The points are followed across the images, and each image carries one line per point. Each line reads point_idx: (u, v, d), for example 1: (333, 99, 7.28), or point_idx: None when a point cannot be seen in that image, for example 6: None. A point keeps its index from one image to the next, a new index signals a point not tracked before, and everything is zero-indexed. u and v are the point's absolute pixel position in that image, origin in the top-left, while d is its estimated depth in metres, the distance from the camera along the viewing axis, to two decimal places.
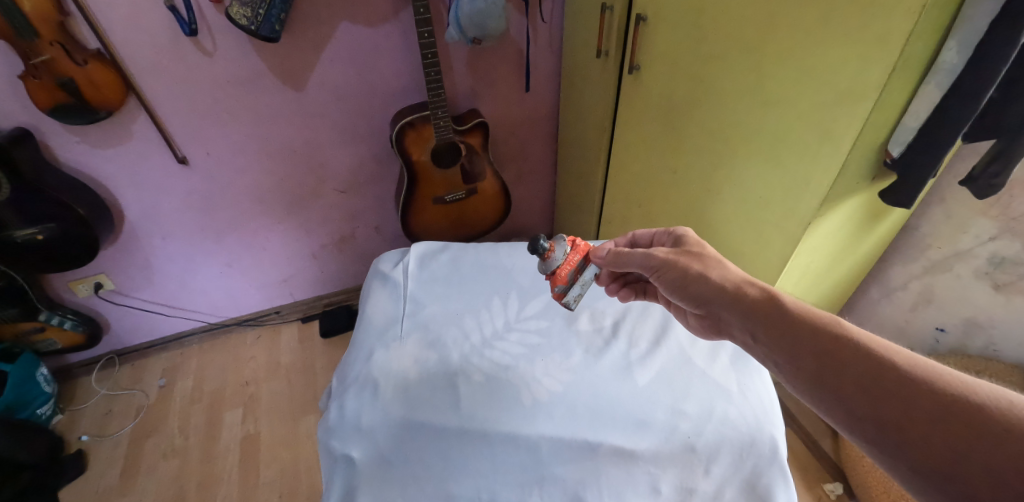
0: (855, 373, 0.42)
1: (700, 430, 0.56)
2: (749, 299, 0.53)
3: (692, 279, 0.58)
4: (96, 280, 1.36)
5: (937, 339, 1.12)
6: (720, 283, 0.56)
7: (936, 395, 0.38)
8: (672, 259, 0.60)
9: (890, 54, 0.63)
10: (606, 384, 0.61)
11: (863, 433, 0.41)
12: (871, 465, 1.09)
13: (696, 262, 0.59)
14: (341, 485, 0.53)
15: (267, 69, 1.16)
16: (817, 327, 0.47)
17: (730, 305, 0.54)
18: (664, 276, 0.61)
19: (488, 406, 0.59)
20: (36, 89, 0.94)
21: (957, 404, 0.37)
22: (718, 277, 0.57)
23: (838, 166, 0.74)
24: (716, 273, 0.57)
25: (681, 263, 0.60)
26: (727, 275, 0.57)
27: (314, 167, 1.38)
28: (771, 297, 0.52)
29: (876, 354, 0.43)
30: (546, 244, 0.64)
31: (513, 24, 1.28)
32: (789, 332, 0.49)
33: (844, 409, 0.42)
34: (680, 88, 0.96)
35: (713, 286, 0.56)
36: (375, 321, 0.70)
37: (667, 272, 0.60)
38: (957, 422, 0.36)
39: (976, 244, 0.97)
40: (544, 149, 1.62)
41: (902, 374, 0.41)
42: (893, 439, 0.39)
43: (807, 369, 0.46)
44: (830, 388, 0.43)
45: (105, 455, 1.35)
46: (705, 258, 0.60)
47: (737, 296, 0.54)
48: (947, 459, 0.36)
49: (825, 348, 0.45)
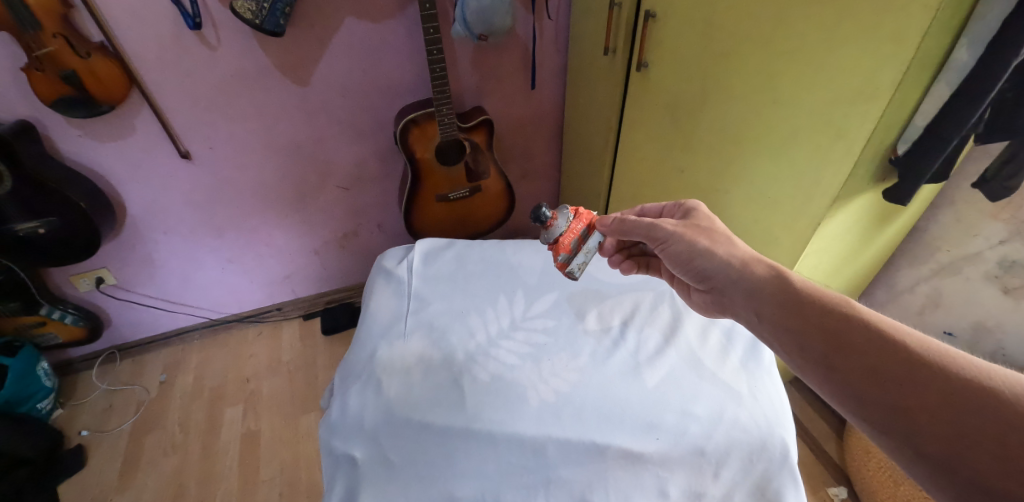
0: (859, 353, 0.42)
1: (709, 434, 0.55)
2: (755, 277, 0.53)
3: (698, 253, 0.58)
4: (98, 275, 1.36)
5: (945, 343, 1.10)
6: (725, 259, 0.56)
7: (944, 376, 0.38)
8: (680, 231, 0.60)
9: (905, 51, 0.61)
10: (614, 385, 0.60)
11: (866, 413, 0.40)
12: (877, 467, 1.07)
13: (704, 237, 0.59)
14: (342, 484, 0.52)
15: (271, 64, 1.15)
16: (821, 307, 0.47)
17: (734, 283, 0.55)
18: (671, 248, 0.61)
19: (494, 407, 0.58)
20: (39, 81, 0.93)
21: (965, 385, 0.37)
22: (724, 252, 0.57)
23: (852, 164, 0.73)
24: (723, 249, 0.57)
25: (688, 237, 0.60)
26: (734, 251, 0.56)
27: (318, 164, 1.38)
28: (777, 276, 0.52)
29: (882, 334, 0.42)
30: (549, 211, 0.65)
31: (519, 21, 1.27)
32: (793, 312, 0.48)
33: (850, 389, 0.42)
34: (688, 87, 0.95)
35: (719, 261, 0.56)
36: (378, 318, 0.69)
37: (671, 245, 0.61)
38: (963, 404, 0.36)
39: (986, 247, 0.95)
40: (549, 148, 1.61)
41: (909, 352, 0.40)
42: (897, 419, 0.38)
43: (812, 350, 0.45)
44: (834, 367, 0.43)
45: (105, 450, 1.35)
46: (713, 234, 0.59)
47: (743, 273, 0.54)
48: (951, 439, 0.35)
49: (831, 327, 0.45)
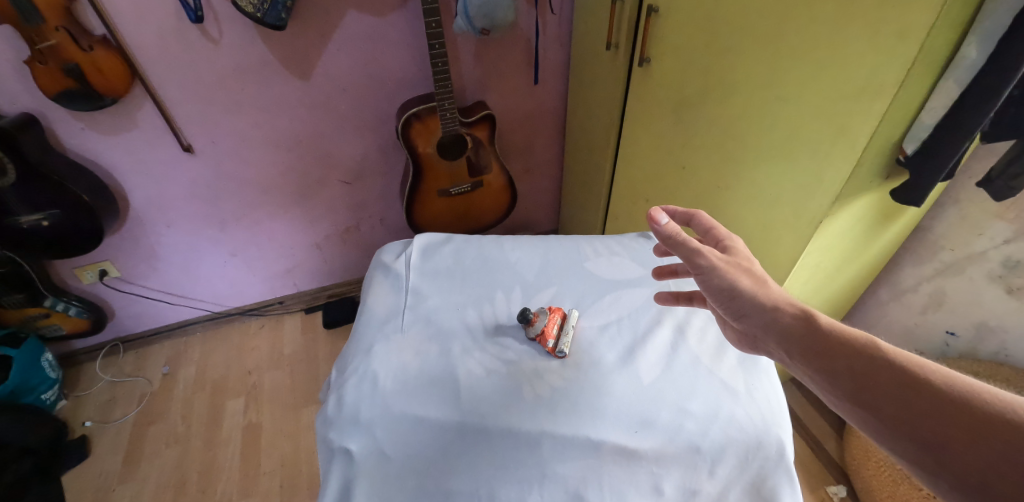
0: (896, 395, 0.41)
1: (705, 431, 0.55)
2: (785, 318, 0.51)
3: (738, 292, 0.54)
4: (101, 267, 1.37)
5: (948, 343, 1.10)
6: (762, 299, 0.53)
7: (986, 418, 0.37)
8: (723, 265, 0.55)
9: (909, 48, 0.60)
10: (609, 381, 0.59)
11: (912, 458, 0.39)
12: (876, 468, 1.06)
13: (747, 276, 0.55)
14: (337, 477, 0.53)
15: (274, 57, 1.15)
16: (849, 345, 0.46)
17: (765, 324, 0.52)
18: (711, 282, 0.56)
19: (489, 401, 0.57)
20: (42, 74, 0.94)
21: (1008, 427, 0.36)
22: (761, 291, 0.53)
23: (853, 163, 0.72)
24: (760, 288, 0.54)
25: (730, 274, 0.55)
26: (771, 292, 0.53)
27: (319, 158, 1.38)
28: (805, 316, 0.50)
29: (914, 375, 0.42)
30: (531, 312, 0.63)
31: (522, 15, 1.26)
32: (822, 352, 0.47)
33: (886, 432, 0.41)
34: (690, 84, 0.95)
35: (755, 301, 0.53)
36: (376, 313, 0.69)
37: (714, 279, 0.55)
38: (1012, 447, 0.35)
39: (990, 246, 0.94)
40: (551, 143, 1.61)
41: (947, 395, 0.39)
42: (945, 466, 0.37)
43: (845, 390, 0.44)
44: (871, 411, 0.42)
45: (108, 440, 1.36)
46: (751, 272, 0.56)
47: (774, 312, 0.52)
48: (993, 475, 0.35)
49: (861, 367, 0.44)
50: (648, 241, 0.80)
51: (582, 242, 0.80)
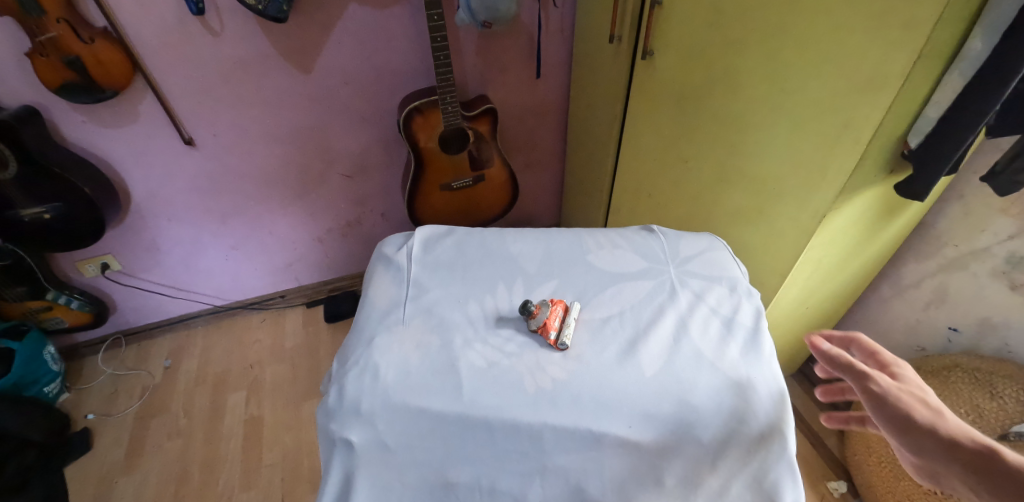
0: None
1: (707, 424, 0.54)
2: (976, 456, 0.41)
3: (910, 417, 0.46)
4: (103, 261, 1.37)
5: (950, 339, 1.08)
6: (944, 430, 0.44)
7: None
8: (895, 390, 0.48)
9: (916, 40, 0.59)
10: (612, 373, 0.58)
11: None
12: (877, 463, 1.05)
13: (926, 406, 0.46)
14: (340, 469, 0.53)
15: (275, 50, 1.15)
16: None
17: (946, 459, 0.43)
18: (881, 404, 0.47)
19: (492, 393, 0.56)
20: (43, 66, 0.93)
21: None
22: (943, 421, 0.45)
23: (858, 157, 0.71)
24: (941, 419, 0.45)
25: (903, 400, 0.47)
26: (957, 425, 0.44)
27: (321, 151, 1.37)
28: (1000, 452, 0.41)
29: None
30: (533, 304, 0.62)
31: (524, 8, 1.25)
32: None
33: None
34: (695, 75, 0.94)
35: (933, 430, 0.44)
36: (376, 304, 0.68)
37: (883, 403, 0.47)
38: None
39: (994, 242, 0.93)
40: (553, 137, 1.60)
41: None
42: None
43: None
44: None
45: (111, 433, 1.37)
46: (927, 401, 0.47)
47: (956, 446, 0.43)
48: None
49: None
50: (650, 234, 0.79)
51: (584, 235, 0.79)
